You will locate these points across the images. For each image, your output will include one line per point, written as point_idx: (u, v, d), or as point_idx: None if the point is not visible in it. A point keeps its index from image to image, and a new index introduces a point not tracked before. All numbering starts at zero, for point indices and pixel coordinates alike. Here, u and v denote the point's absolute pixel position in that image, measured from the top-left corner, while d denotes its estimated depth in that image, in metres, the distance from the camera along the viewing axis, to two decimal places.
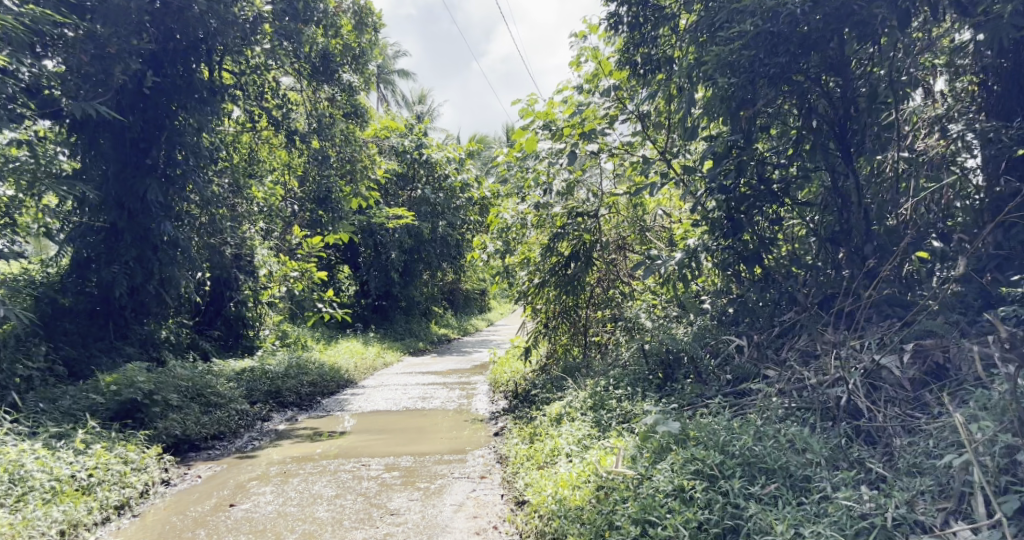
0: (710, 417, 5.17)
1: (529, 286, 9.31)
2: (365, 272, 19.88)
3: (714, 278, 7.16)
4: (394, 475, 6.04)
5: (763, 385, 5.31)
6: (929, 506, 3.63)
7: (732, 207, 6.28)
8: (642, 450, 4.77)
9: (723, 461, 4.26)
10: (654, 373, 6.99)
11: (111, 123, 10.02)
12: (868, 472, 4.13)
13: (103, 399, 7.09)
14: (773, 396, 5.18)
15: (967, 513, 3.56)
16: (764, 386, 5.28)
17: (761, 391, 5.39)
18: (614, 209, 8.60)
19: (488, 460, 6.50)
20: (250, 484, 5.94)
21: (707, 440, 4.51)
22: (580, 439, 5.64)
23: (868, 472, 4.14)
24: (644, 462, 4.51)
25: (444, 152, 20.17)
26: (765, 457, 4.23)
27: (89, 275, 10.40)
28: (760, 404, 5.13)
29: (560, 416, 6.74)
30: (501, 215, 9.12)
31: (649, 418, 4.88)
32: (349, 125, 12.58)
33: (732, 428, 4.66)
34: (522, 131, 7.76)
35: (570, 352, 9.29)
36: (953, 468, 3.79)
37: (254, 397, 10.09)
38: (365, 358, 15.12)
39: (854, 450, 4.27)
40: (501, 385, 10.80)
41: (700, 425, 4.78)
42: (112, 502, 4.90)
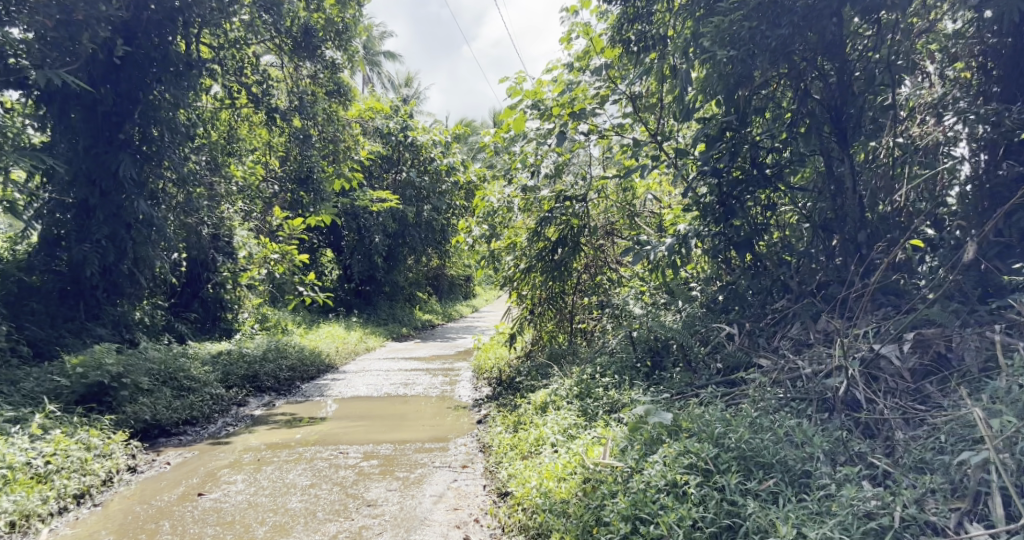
0: (702, 407, 4.98)
1: (515, 272, 9.08)
2: (348, 256, 19.57)
3: (705, 265, 6.95)
4: (372, 464, 5.83)
5: (757, 375, 5.13)
6: (941, 505, 3.48)
7: (725, 192, 6.17)
8: (632, 441, 4.59)
9: (718, 454, 4.08)
10: (642, 361, 6.80)
11: (83, 95, 9.73)
12: (870, 468, 3.97)
13: (68, 381, 6.81)
14: (767, 386, 5.00)
15: (984, 515, 3.40)
16: (758, 376, 5.10)
17: (754, 381, 5.21)
18: (603, 194, 8.33)
19: (470, 448, 6.30)
20: (222, 472, 5.69)
21: (700, 432, 4.33)
22: (565, 428, 5.44)
23: (870, 467, 3.98)
24: (633, 454, 4.32)
25: (430, 135, 19.86)
26: (760, 450, 4.05)
27: (59, 252, 10.06)
28: (753, 395, 4.95)
29: (545, 404, 6.53)
30: (487, 198, 8.90)
31: (639, 408, 4.69)
32: (331, 105, 12.22)
33: (726, 419, 4.47)
34: (509, 111, 7.49)
35: (556, 339, 9.18)
36: (965, 466, 3.63)
37: (230, 381, 9.80)
38: (347, 342, 14.86)
39: (854, 443, 4.11)
40: (485, 371, 10.62)
41: (692, 416, 4.60)
42: (71, 491, 4.64)
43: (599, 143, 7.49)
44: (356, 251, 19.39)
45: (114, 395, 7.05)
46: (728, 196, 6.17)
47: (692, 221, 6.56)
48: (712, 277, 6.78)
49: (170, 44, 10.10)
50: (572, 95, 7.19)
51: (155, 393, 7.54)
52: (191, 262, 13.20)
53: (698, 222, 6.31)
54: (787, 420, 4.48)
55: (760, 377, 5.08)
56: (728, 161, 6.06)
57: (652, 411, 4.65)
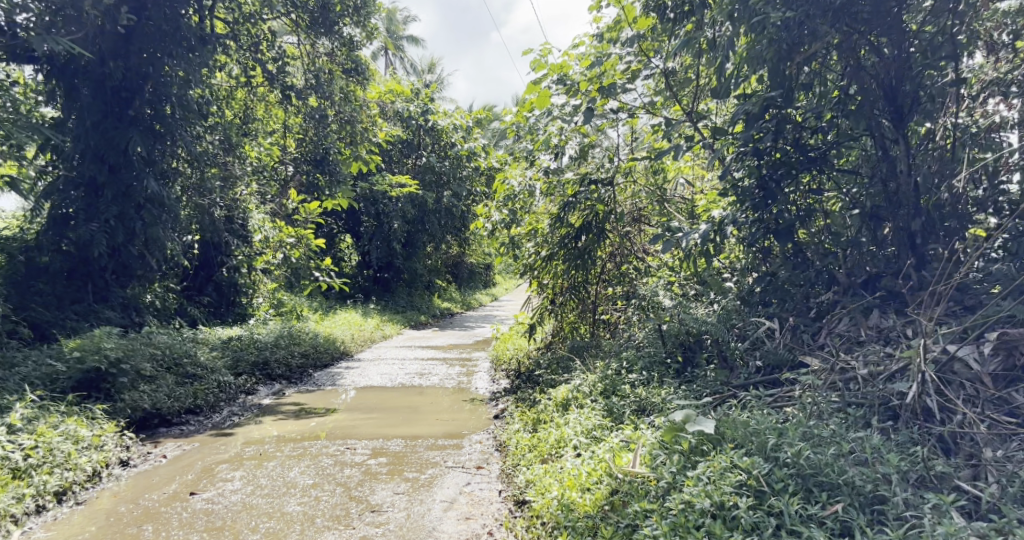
0: (745, 412, 4.49)
1: (536, 260, 8.59)
2: (366, 242, 19.20)
3: (741, 254, 6.36)
4: (380, 462, 5.42)
5: (806, 376, 4.64)
6: None
7: (766, 176, 5.66)
8: (669, 450, 4.13)
9: (770, 471, 3.62)
10: (673, 355, 6.33)
11: (92, 70, 9.43)
12: (958, 495, 3.47)
13: (64, 367, 6.53)
14: (818, 389, 4.52)
15: None
16: (807, 377, 4.60)
17: (801, 383, 4.72)
18: (631, 177, 7.80)
19: (486, 447, 5.88)
20: (220, 468, 5.31)
21: (748, 443, 3.86)
22: (589, 429, 4.99)
23: (959, 493, 3.48)
24: (669, 467, 3.86)
25: (451, 119, 19.33)
26: (821, 467, 3.57)
27: (68, 232, 9.78)
28: (802, 399, 4.47)
29: (566, 401, 6.05)
30: (508, 181, 8.41)
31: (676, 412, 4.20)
32: (349, 84, 11.74)
33: (776, 428, 3.99)
34: (532, 86, 6.94)
35: (578, 331, 8.73)
36: None
37: (240, 368, 9.44)
38: (363, 330, 14.51)
39: (936, 464, 3.61)
40: (503, 362, 10.23)
41: (736, 423, 4.13)
42: (51, 488, 4.29)
43: (628, 122, 7.00)
44: (375, 237, 19.01)
45: (114, 381, 6.75)
46: (769, 179, 5.65)
47: (728, 206, 6.05)
48: (746, 267, 6.23)
49: (182, 17, 9.75)
50: (601, 70, 6.60)
51: (158, 381, 7.22)
52: (203, 245, 12.92)
53: (736, 208, 5.78)
54: (846, 431, 3.99)
55: (809, 378, 4.58)
56: (772, 140, 5.55)
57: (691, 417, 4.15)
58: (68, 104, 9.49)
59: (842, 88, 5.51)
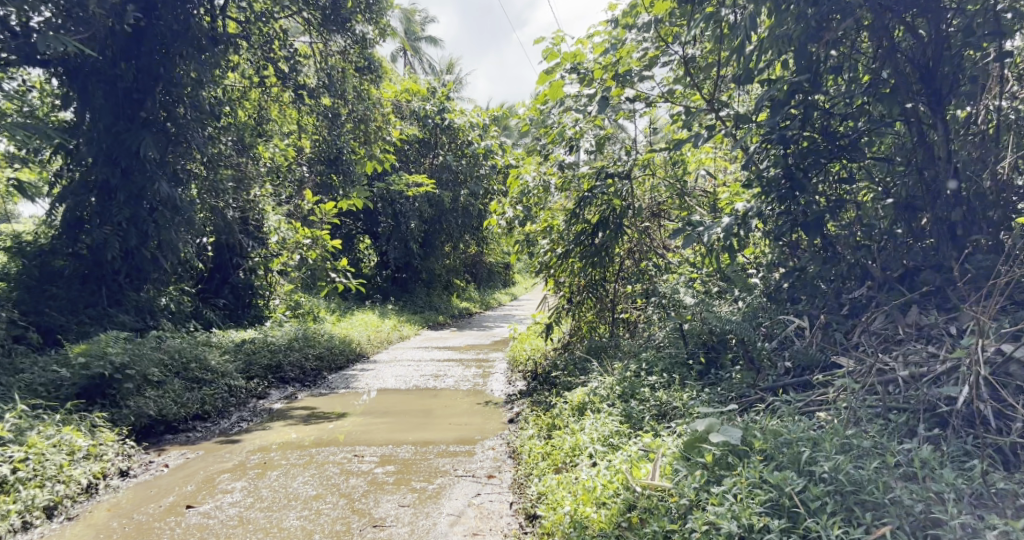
0: (774, 419, 4.17)
1: (551, 257, 8.36)
2: (384, 243, 19.01)
3: (766, 248, 5.99)
4: (387, 471, 5.17)
5: (841, 378, 4.31)
6: None
7: (792, 166, 5.31)
8: (692, 462, 3.84)
9: (804, 488, 3.32)
10: (695, 355, 5.98)
11: (103, 70, 9.33)
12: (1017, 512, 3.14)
13: (68, 374, 6.39)
14: (855, 393, 4.19)
15: None
16: (843, 380, 4.27)
17: (835, 385, 4.38)
18: (650, 168, 7.46)
19: (499, 454, 5.61)
20: (221, 478, 5.09)
21: (778, 456, 3.56)
22: (605, 437, 4.70)
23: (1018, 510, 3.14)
24: (690, 480, 3.58)
25: (467, 117, 19.06)
26: (862, 483, 3.28)
27: (80, 235, 9.69)
28: (838, 404, 4.14)
29: (582, 405, 5.76)
30: (522, 176, 8.13)
31: (700, 420, 3.94)
32: (362, 82, 11.52)
33: (810, 437, 3.68)
34: (544, 76, 6.52)
35: (597, 331, 8.44)
36: None
37: (251, 372, 9.27)
38: (380, 331, 14.34)
39: (992, 476, 3.27)
40: (520, 364, 9.94)
41: (764, 432, 3.84)
42: (40, 503, 4.11)
43: (646, 112, 6.70)
44: (393, 238, 18.78)
45: (119, 388, 6.58)
46: (797, 169, 5.31)
47: (752, 198, 5.71)
48: (773, 261, 5.88)
49: (193, 17, 9.57)
50: (616, 57, 6.29)
51: (165, 386, 7.06)
52: (217, 246, 12.82)
53: (761, 200, 5.45)
54: (888, 441, 3.67)
55: (845, 379, 4.24)
56: (800, 126, 5.20)
57: (717, 425, 3.87)
58: (80, 107, 9.38)
59: (875, 71, 5.17)
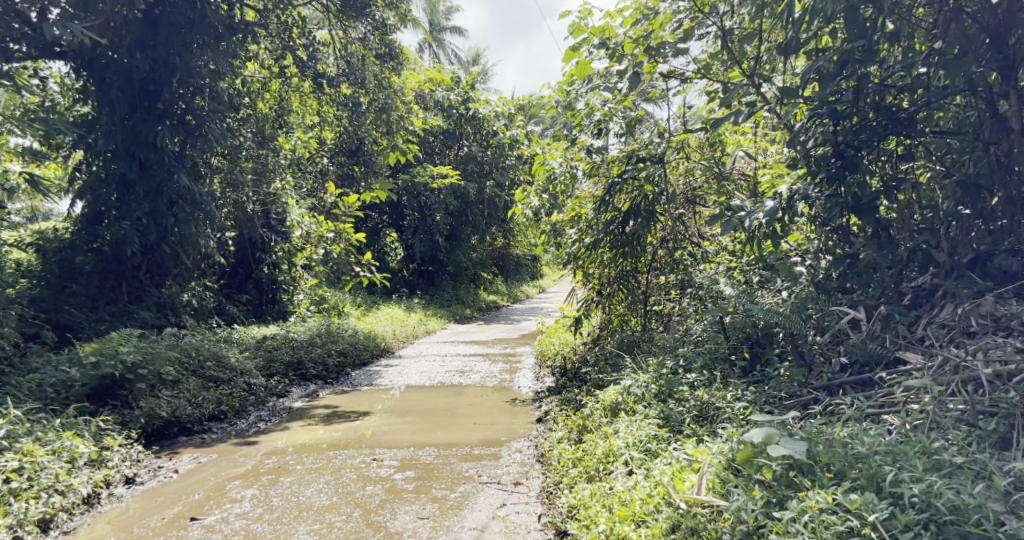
0: (837, 426, 3.72)
1: (580, 247, 8.05)
2: (410, 236, 18.73)
3: (811, 232, 5.48)
4: (407, 477, 4.83)
5: (916, 380, 3.83)
6: None
7: (841, 144, 4.85)
8: (746, 477, 3.39)
9: (889, 514, 2.88)
10: (738, 350, 5.49)
11: (119, 63, 9.14)
12: None
13: (79, 374, 6.18)
14: (940, 399, 3.70)
15: None
16: (920, 383, 3.80)
17: (906, 388, 3.91)
18: (684, 151, 6.98)
19: (526, 458, 5.25)
20: (231, 485, 4.79)
21: (853, 478, 3.14)
22: (642, 441, 4.30)
23: None
24: (751, 502, 3.14)
25: (492, 106, 18.58)
26: (967, 512, 2.84)
27: (100, 231, 9.49)
28: (921, 415, 3.66)
29: (614, 405, 5.34)
30: (548, 162, 7.72)
31: (756, 431, 3.32)
32: (383, 70, 11.17)
33: (888, 457, 3.24)
34: (570, 53, 6.04)
35: (628, 323, 8.07)
36: None
37: (271, 368, 9.00)
38: (405, 325, 14.04)
39: None
40: (549, 358, 9.55)
41: (832, 444, 3.40)
42: (33, 516, 3.86)
43: (680, 91, 6.30)
44: (418, 231, 18.43)
45: (130, 388, 6.36)
46: (847, 146, 4.85)
47: (797, 179, 5.23)
48: (819, 248, 5.38)
49: (209, 5, 9.29)
50: (648, 29, 5.84)
51: (180, 386, 6.83)
52: (241, 241, 12.53)
53: (807, 180, 4.96)
54: (986, 457, 3.21)
55: (924, 381, 3.80)
56: (852, 99, 4.71)
57: (775, 438, 3.25)
58: (96, 99, 9.17)
59: (938, 37, 4.67)
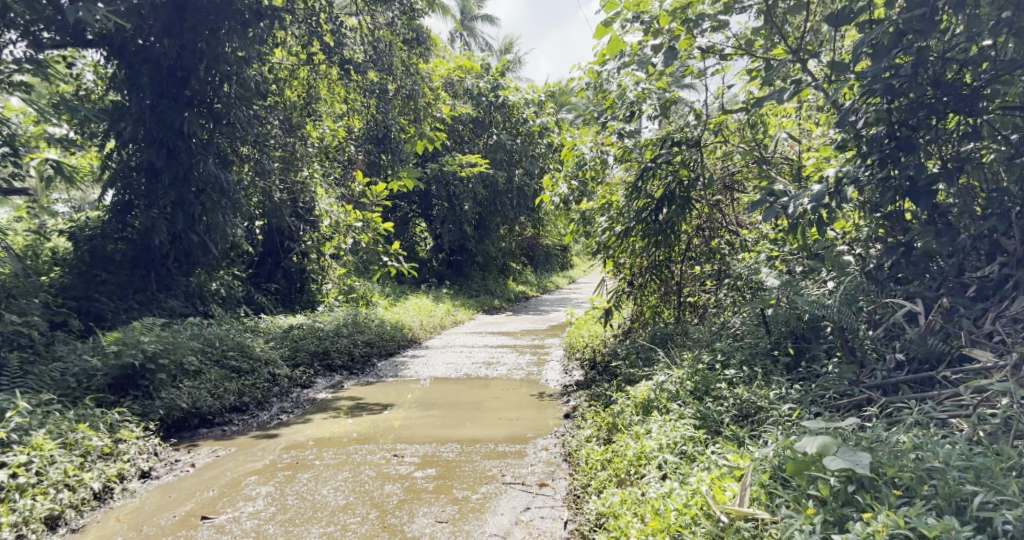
0: (898, 432, 3.39)
1: (609, 236, 7.67)
2: (439, 226, 18.53)
3: (859, 219, 5.11)
4: (428, 475, 4.62)
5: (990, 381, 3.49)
6: None
7: (896, 122, 4.51)
8: (796, 489, 3.09)
9: None
10: (781, 345, 5.15)
11: (147, 49, 9.06)
12: None
13: (100, 364, 6.08)
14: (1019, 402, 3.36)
15: None
16: (995, 384, 3.45)
17: (979, 389, 3.57)
18: (721, 134, 6.61)
19: (552, 456, 5.00)
20: (247, 481, 4.63)
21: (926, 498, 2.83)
22: (677, 442, 4.01)
23: None
24: (806, 523, 2.84)
25: (523, 94, 18.02)
26: None
27: (130, 219, 9.41)
28: (999, 422, 3.32)
29: (647, 403, 5.06)
30: (578, 147, 7.45)
31: (809, 440, 3.04)
32: (411, 56, 10.95)
33: (966, 473, 2.92)
34: (602, 30, 5.71)
35: (661, 316, 7.81)
36: None
37: (296, 359, 8.87)
38: (433, 315, 13.86)
39: None
40: (578, 350, 9.27)
41: (894, 454, 3.08)
42: (40, 514, 3.72)
43: (719, 70, 6.01)
44: (447, 221, 18.20)
45: (151, 378, 6.26)
46: (904, 125, 4.49)
47: (845, 162, 4.89)
48: (869, 236, 5.01)
49: None
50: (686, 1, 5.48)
51: (202, 376, 6.71)
52: (269, 230, 12.40)
53: (859, 162, 4.61)
54: None
55: (1004, 384, 3.42)
56: (910, 74, 4.34)
57: (832, 449, 2.97)
58: (124, 86, 9.12)
59: None
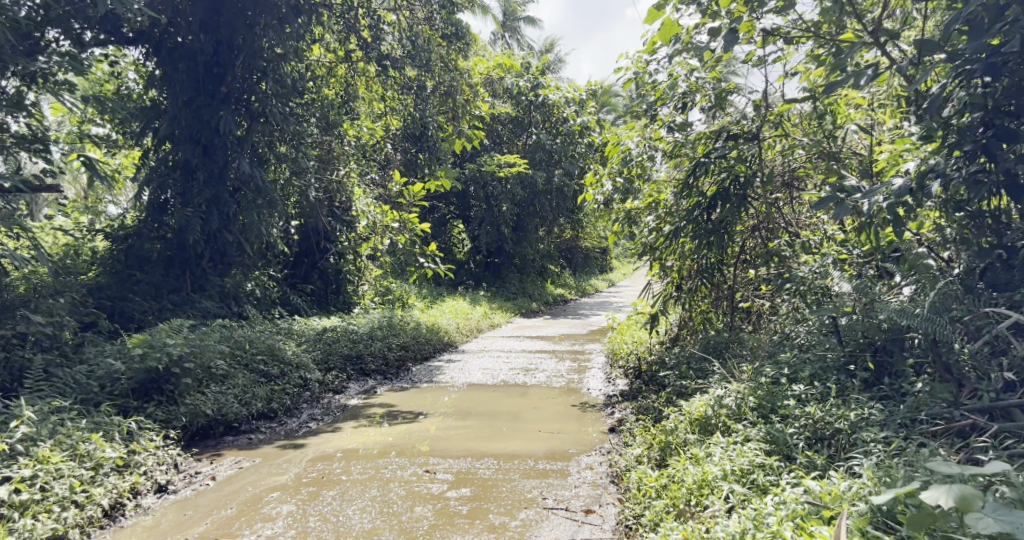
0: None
1: (657, 236, 7.23)
2: (476, 227, 18.16)
3: (941, 218, 4.55)
4: (462, 496, 4.24)
5: None
6: None
7: (992, 107, 3.97)
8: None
9: None
10: (857, 360, 4.64)
11: (184, 45, 8.87)
12: None
13: (123, 367, 5.84)
14: None
15: None
16: None
17: None
18: (782, 127, 6.10)
19: (598, 477, 4.57)
20: (269, 498, 4.29)
21: None
22: (744, 469, 3.57)
23: None
24: None
25: (563, 92, 17.66)
26: None
27: (165, 217, 9.18)
28: None
29: (703, 419, 4.61)
30: (623, 142, 7.08)
31: (942, 492, 2.38)
32: (450, 51, 10.61)
33: None
34: (654, 14, 5.12)
35: (711, 322, 7.38)
36: None
37: (329, 363, 8.58)
38: (470, 318, 13.52)
39: None
40: (620, 357, 8.80)
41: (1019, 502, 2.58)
42: (40, 536, 3.41)
43: (780, 56, 5.71)
44: (485, 222, 17.83)
45: (176, 383, 6.00)
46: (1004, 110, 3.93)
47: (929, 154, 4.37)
48: (956, 237, 4.46)
49: None
50: None
51: (230, 381, 6.43)
52: (305, 230, 12.04)
53: (951, 153, 4.07)
54: None
55: None
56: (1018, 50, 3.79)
57: (975, 504, 2.32)
58: (162, 83, 8.97)
59: None
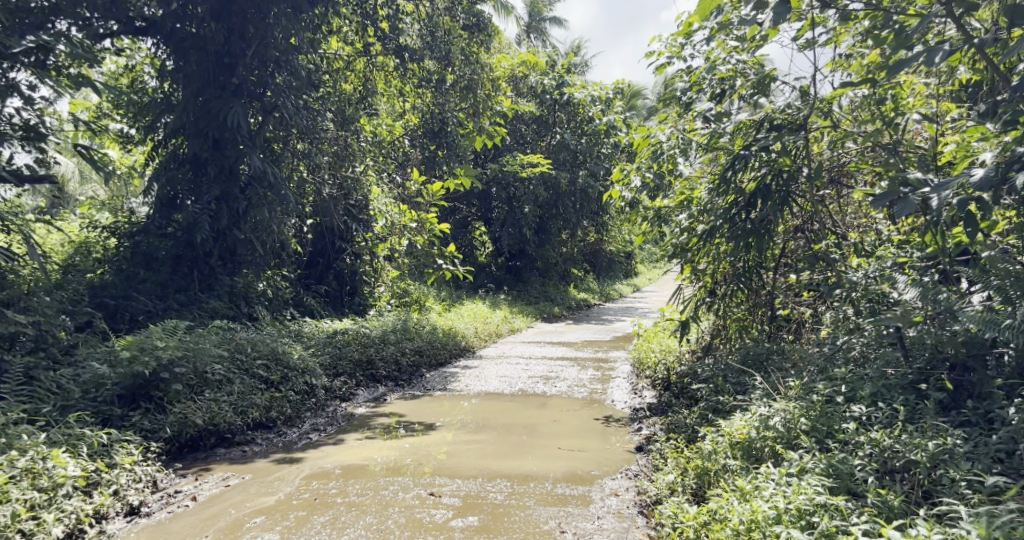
0: None
1: (690, 237, 6.64)
2: (498, 229, 17.60)
3: (1019, 217, 3.93)
4: (467, 527, 3.70)
5: None
6: None
7: None
8: None
9: None
10: (926, 378, 4.04)
11: (196, 33, 8.37)
12: None
13: (109, 371, 5.40)
14: None
15: None
16: None
17: None
18: (831, 118, 5.46)
19: (624, 508, 4.01)
20: (251, 523, 3.82)
21: None
22: (802, 508, 3.02)
23: None
24: None
25: (588, 92, 17.09)
26: None
27: (173, 214, 8.73)
28: None
29: (745, 442, 4.04)
30: (654, 134, 6.60)
31: None
32: (471, 44, 10.06)
33: None
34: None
35: (748, 330, 6.79)
36: None
37: (337, 367, 8.10)
38: (489, 323, 12.98)
39: None
40: (648, 365, 8.21)
41: None
42: None
43: (830, 39, 5.23)
44: (507, 223, 17.28)
45: (166, 389, 5.53)
46: None
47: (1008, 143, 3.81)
48: None
49: None
50: None
51: (226, 387, 5.97)
52: (320, 229, 11.57)
53: None
54: None
55: None
56: None
57: None
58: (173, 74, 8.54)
59: None
